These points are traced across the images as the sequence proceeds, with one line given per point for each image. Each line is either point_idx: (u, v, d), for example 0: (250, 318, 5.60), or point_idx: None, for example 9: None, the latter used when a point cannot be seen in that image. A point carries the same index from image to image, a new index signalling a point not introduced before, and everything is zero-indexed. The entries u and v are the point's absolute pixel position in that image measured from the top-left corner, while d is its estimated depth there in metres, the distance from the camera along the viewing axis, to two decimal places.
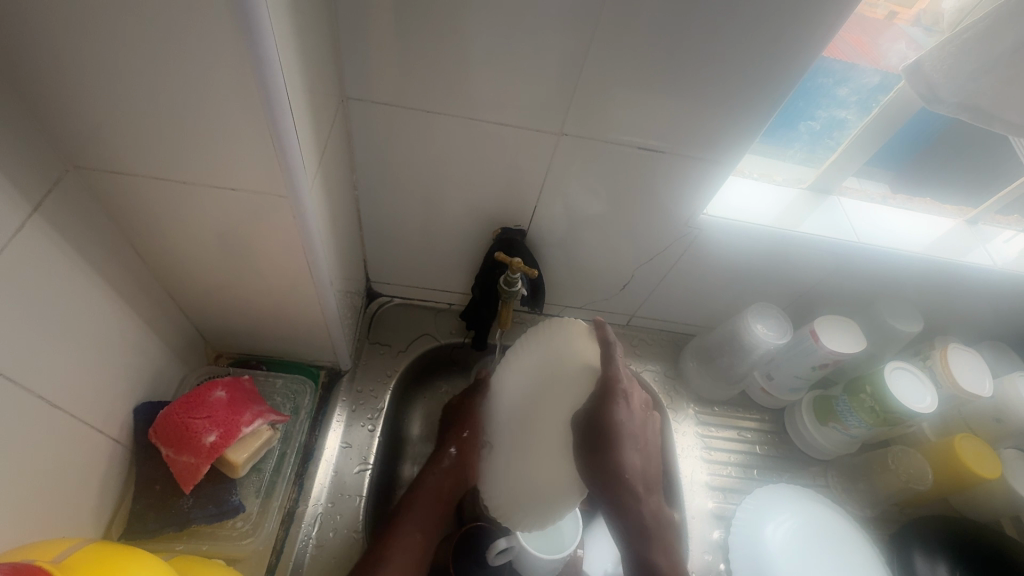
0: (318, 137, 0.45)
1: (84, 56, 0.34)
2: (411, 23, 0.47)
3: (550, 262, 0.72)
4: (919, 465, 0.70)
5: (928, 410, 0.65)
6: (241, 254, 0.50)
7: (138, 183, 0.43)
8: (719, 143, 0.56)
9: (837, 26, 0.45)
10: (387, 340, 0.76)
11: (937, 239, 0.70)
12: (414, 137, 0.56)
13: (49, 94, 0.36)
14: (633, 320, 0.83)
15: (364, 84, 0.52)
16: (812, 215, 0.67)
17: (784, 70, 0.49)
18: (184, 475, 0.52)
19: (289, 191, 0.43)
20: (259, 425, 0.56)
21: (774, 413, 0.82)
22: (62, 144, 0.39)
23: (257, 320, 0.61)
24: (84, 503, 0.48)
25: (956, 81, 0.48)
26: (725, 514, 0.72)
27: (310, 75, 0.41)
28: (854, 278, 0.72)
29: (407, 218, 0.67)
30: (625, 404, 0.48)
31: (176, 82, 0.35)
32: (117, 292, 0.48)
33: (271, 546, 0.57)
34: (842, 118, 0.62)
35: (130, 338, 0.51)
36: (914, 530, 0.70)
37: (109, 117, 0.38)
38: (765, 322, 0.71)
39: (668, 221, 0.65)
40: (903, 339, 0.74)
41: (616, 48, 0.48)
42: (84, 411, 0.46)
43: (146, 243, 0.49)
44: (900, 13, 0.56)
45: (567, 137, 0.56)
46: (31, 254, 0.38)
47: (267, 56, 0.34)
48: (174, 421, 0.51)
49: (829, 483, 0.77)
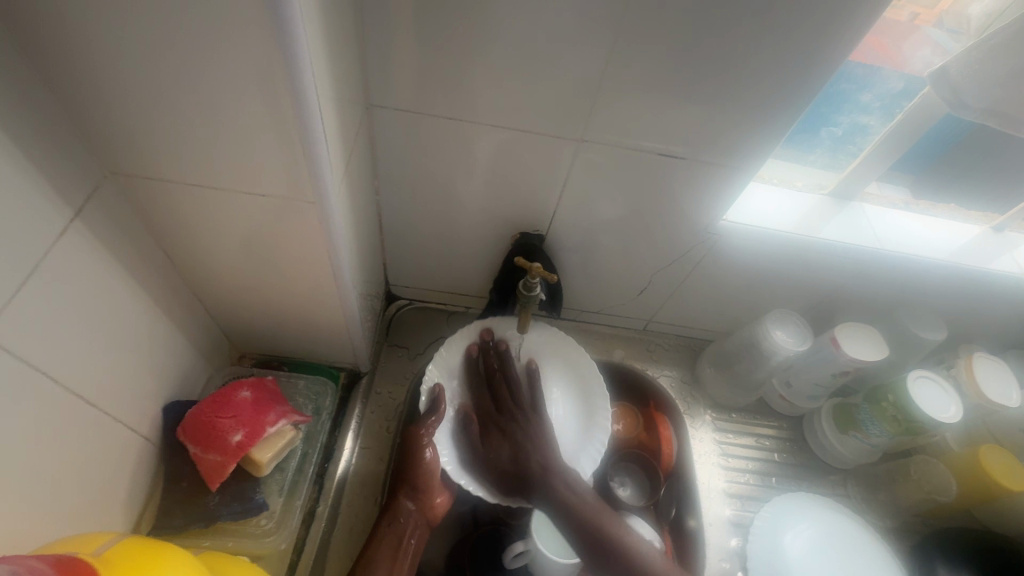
0: (345, 144, 0.46)
1: (126, 67, 0.35)
2: (436, 32, 0.48)
3: (568, 267, 0.73)
4: (942, 475, 0.69)
5: (952, 419, 0.64)
6: (267, 257, 0.52)
7: (171, 189, 0.44)
8: (740, 150, 0.56)
9: (861, 33, 0.45)
10: (405, 343, 0.77)
11: (961, 246, 0.69)
12: (437, 143, 0.57)
13: (91, 104, 0.37)
14: (650, 326, 0.83)
15: (388, 91, 0.53)
16: (834, 221, 0.67)
17: (807, 75, 0.49)
18: (210, 473, 0.53)
19: (317, 196, 0.44)
20: (283, 425, 0.57)
21: (793, 421, 0.81)
22: (101, 151, 0.41)
23: (280, 322, 0.62)
24: (116, 498, 0.49)
25: (982, 86, 0.48)
26: (743, 522, 0.72)
27: (339, 83, 0.42)
28: (876, 284, 0.71)
29: (427, 223, 0.67)
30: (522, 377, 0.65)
31: (212, 92, 0.37)
32: (148, 293, 0.49)
33: (293, 544, 0.58)
34: (865, 123, 0.62)
35: (160, 338, 0.52)
36: (937, 542, 0.69)
37: (146, 125, 0.39)
38: (785, 329, 0.70)
39: (686, 226, 0.65)
40: (926, 347, 0.73)
41: (639, 55, 0.48)
42: (116, 409, 0.47)
43: (176, 247, 0.50)
44: (922, 14, 0.55)
45: (587, 143, 0.56)
46: (71, 257, 0.39)
47: (300, 66, 0.35)
48: (202, 420, 0.53)
49: (849, 492, 0.76)
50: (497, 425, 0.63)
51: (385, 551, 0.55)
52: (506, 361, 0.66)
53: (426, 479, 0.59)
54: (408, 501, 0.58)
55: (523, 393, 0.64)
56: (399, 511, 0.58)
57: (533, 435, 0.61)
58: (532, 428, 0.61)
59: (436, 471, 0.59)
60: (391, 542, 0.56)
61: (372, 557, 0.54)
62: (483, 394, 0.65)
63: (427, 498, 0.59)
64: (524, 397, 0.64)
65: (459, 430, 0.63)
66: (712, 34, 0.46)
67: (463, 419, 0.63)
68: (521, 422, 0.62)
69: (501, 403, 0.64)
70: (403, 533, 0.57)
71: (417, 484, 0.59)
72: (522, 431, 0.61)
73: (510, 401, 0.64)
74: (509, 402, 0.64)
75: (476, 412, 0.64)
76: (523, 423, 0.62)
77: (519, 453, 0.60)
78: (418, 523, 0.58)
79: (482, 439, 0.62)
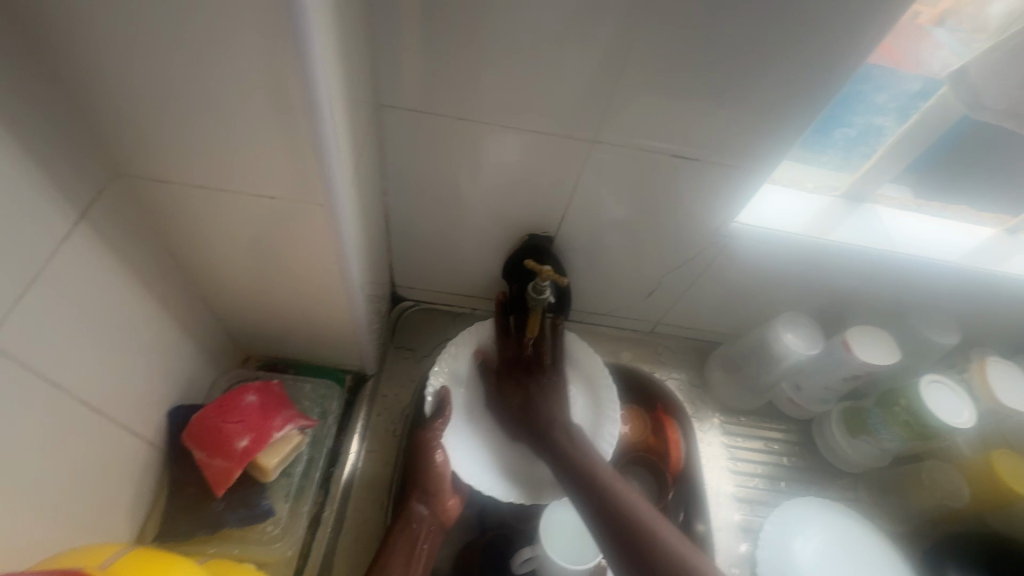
0: (355, 146, 0.45)
1: (133, 67, 0.34)
2: (448, 31, 0.47)
3: (576, 269, 0.72)
4: (954, 477, 0.69)
5: (967, 425, 0.63)
6: (275, 259, 0.51)
7: (178, 191, 0.43)
8: (755, 152, 0.55)
9: (883, 33, 0.44)
10: (411, 345, 0.77)
11: (975, 249, 0.68)
12: (447, 143, 0.56)
13: (97, 103, 0.37)
14: (657, 328, 0.82)
15: (398, 90, 0.52)
16: (847, 223, 0.66)
17: (826, 77, 0.48)
18: (216, 478, 0.52)
19: (327, 199, 0.43)
20: (290, 430, 0.56)
21: (802, 424, 0.80)
22: (107, 152, 0.40)
23: (287, 325, 0.61)
24: (121, 504, 0.48)
25: (1001, 89, 0.47)
26: (752, 526, 0.71)
27: (350, 83, 0.41)
28: (888, 287, 0.70)
29: (434, 223, 0.66)
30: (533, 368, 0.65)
31: (222, 92, 0.36)
32: (154, 296, 0.48)
33: (299, 550, 0.57)
34: (880, 126, 0.61)
35: (166, 341, 0.52)
36: (948, 547, 0.68)
37: (154, 126, 0.38)
38: (796, 332, 0.69)
39: (697, 228, 0.64)
40: (938, 350, 0.72)
41: (656, 53, 0.47)
42: (122, 414, 0.46)
43: (183, 249, 0.49)
44: (926, 15, 0.52)
45: (600, 144, 0.55)
46: (76, 260, 0.38)
47: (314, 66, 0.34)
48: (208, 425, 0.52)
49: (859, 497, 0.75)
50: (519, 380, 0.65)
51: (399, 556, 0.54)
52: (529, 320, 0.68)
53: (437, 482, 0.59)
54: (420, 504, 0.58)
55: (547, 355, 0.67)
56: (411, 515, 0.57)
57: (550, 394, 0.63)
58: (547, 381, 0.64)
59: (446, 474, 0.59)
60: (405, 548, 0.55)
61: (387, 560, 0.53)
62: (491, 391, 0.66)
63: (439, 498, 0.59)
64: (547, 357, 0.66)
65: (480, 374, 0.67)
66: (731, 35, 0.45)
67: (483, 367, 0.67)
68: (541, 381, 0.65)
69: (527, 359, 0.66)
70: (416, 539, 0.56)
71: (429, 487, 0.59)
72: (540, 388, 0.64)
73: (535, 360, 0.66)
74: (535, 360, 0.66)
75: (499, 362, 0.66)
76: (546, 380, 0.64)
77: (533, 403, 0.62)
78: (431, 524, 0.58)
79: (500, 391, 0.65)
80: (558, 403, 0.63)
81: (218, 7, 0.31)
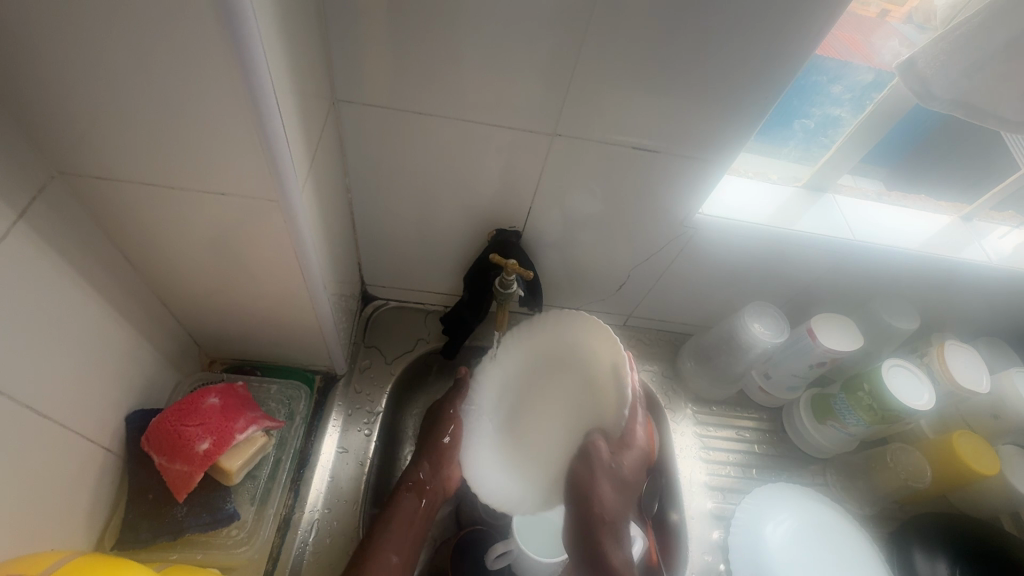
0: (308, 140, 0.44)
1: (65, 62, 0.33)
2: (400, 27, 0.46)
3: (546, 264, 0.72)
4: (918, 461, 0.70)
5: (926, 407, 0.65)
6: (232, 258, 0.50)
7: (124, 189, 0.42)
8: (715, 144, 0.56)
9: (831, 24, 0.45)
10: (383, 344, 0.76)
11: (932, 235, 0.70)
12: (407, 139, 0.56)
13: (32, 99, 0.35)
14: (630, 321, 0.82)
15: (354, 86, 0.51)
16: (809, 214, 0.67)
17: (779, 67, 0.49)
18: (177, 483, 0.51)
19: (281, 195, 0.43)
20: (253, 431, 0.56)
21: (772, 412, 0.82)
22: (46, 149, 0.39)
23: (251, 326, 0.60)
24: (76, 514, 0.47)
25: (950, 79, 0.48)
26: (724, 514, 0.72)
27: (299, 77, 0.41)
28: (849, 276, 0.72)
29: (401, 221, 0.66)
30: (625, 444, 0.47)
31: (162, 87, 0.35)
32: (105, 298, 0.47)
33: (267, 554, 0.56)
34: (837, 116, 0.62)
35: (121, 344, 0.50)
36: (914, 527, 0.70)
37: (95, 123, 0.37)
38: (762, 321, 0.70)
39: (662, 220, 0.64)
40: (901, 336, 0.74)
41: (609, 46, 0.47)
42: (73, 420, 0.45)
43: (135, 249, 0.48)
44: (892, 11, 0.55)
45: (560, 137, 0.55)
46: (19, 261, 0.38)
47: (254, 58, 0.33)
48: (166, 429, 0.51)
49: (828, 481, 0.77)
50: (593, 484, 0.46)
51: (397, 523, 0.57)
52: (620, 453, 0.47)
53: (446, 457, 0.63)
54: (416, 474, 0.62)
55: (597, 509, 0.45)
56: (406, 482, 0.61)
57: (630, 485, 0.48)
58: (625, 476, 0.46)
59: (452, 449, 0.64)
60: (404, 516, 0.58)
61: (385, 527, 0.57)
62: (594, 434, 0.47)
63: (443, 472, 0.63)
64: (625, 460, 0.47)
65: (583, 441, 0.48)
66: (686, 26, 0.45)
67: (573, 473, 0.47)
68: (607, 495, 0.46)
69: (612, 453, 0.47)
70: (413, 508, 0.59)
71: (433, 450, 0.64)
72: (600, 496, 0.45)
73: (631, 461, 0.47)
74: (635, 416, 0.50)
75: (577, 476, 0.47)
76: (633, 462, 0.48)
77: (588, 530, 0.45)
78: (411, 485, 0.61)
79: (578, 490, 0.46)
80: (615, 518, 0.46)
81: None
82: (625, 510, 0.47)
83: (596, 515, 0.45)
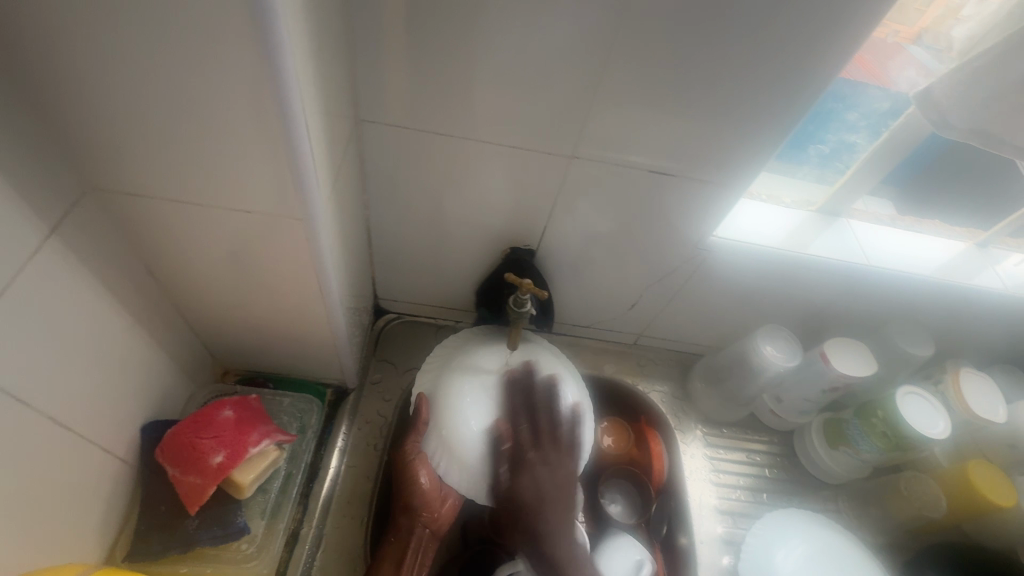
0: (332, 159, 0.45)
1: (105, 83, 0.34)
2: (423, 48, 0.47)
3: (558, 282, 0.72)
4: (932, 492, 0.69)
5: (942, 435, 0.64)
6: (250, 272, 0.50)
7: (151, 206, 0.43)
8: (733, 168, 0.56)
9: (849, 55, 0.46)
10: (393, 358, 0.76)
11: (948, 261, 0.70)
12: (425, 158, 0.57)
13: (68, 117, 0.36)
14: (640, 340, 0.82)
15: (377, 106, 0.52)
16: (822, 238, 0.67)
17: (799, 92, 0.49)
18: (189, 495, 0.51)
19: (304, 214, 0.43)
20: (266, 445, 0.56)
21: (783, 436, 0.81)
22: (78, 165, 0.40)
23: (267, 339, 0.61)
24: (89, 526, 0.47)
25: (969, 108, 0.48)
26: (734, 539, 0.71)
27: (326, 96, 0.41)
28: (863, 301, 0.71)
29: (416, 237, 0.67)
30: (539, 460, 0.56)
31: (193, 108, 0.36)
32: (127, 309, 0.48)
33: (276, 568, 0.56)
34: (852, 142, 0.63)
35: (139, 354, 0.51)
36: (929, 560, 0.69)
37: (129, 138, 0.38)
38: (775, 344, 0.70)
39: (677, 242, 0.64)
40: (914, 362, 0.73)
41: (630, 70, 0.48)
42: (91, 431, 0.46)
43: (157, 263, 0.49)
44: (904, 33, 0.55)
45: (578, 159, 0.56)
46: (48, 274, 0.38)
47: (287, 83, 0.34)
48: (182, 441, 0.51)
49: (840, 508, 0.76)
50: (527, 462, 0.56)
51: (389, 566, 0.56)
52: (521, 476, 0.56)
53: (420, 497, 0.58)
54: (403, 516, 0.58)
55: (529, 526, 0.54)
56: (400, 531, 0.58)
57: (553, 478, 0.55)
58: (542, 483, 0.55)
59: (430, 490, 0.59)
60: (396, 555, 0.57)
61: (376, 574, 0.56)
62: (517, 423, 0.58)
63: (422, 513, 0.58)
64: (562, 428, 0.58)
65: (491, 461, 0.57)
66: (709, 47, 0.46)
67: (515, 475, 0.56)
68: (542, 469, 0.56)
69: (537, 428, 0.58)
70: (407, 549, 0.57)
71: (414, 502, 0.58)
72: (533, 472, 0.56)
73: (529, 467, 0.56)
74: (548, 442, 0.57)
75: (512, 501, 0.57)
76: (541, 457, 0.56)
77: (538, 499, 0.54)
78: (423, 537, 0.58)
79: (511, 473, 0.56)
80: (551, 491, 0.55)
81: (186, 11, 0.31)
82: (563, 485, 0.55)
83: (544, 477, 0.55)
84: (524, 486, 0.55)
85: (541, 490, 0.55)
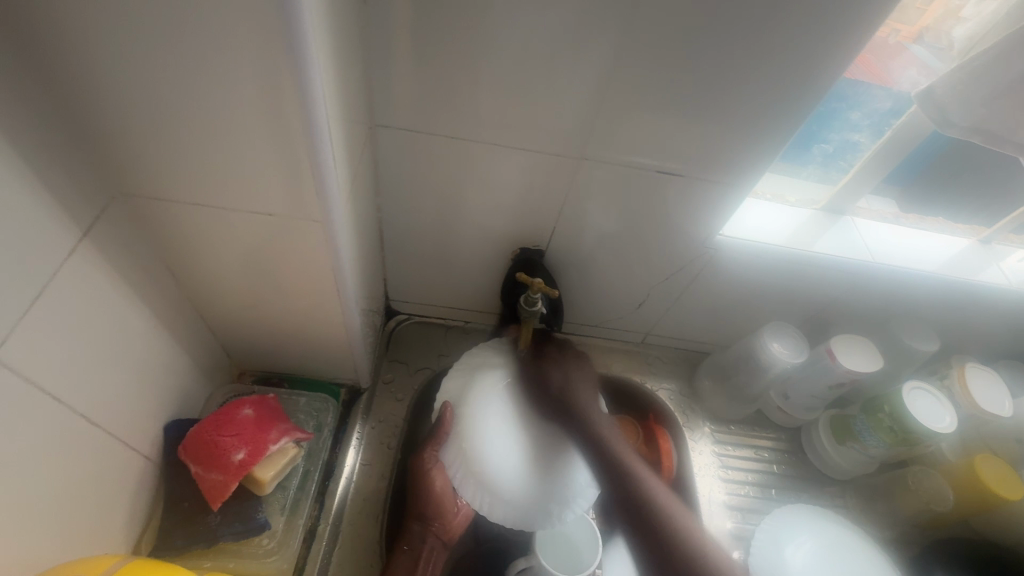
0: (350, 162, 0.47)
1: (136, 92, 0.36)
2: (436, 54, 0.49)
3: (567, 282, 0.73)
4: (941, 486, 0.70)
5: (948, 429, 0.64)
6: (268, 274, 0.52)
7: (176, 210, 0.45)
8: (739, 167, 0.57)
9: (852, 55, 0.47)
10: (406, 358, 0.78)
11: (952, 257, 0.71)
12: (437, 161, 0.58)
13: (99, 124, 0.38)
14: (648, 338, 0.83)
15: (391, 110, 0.53)
16: (827, 235, 0.68)
17: (803, 92, 0.50)
18: (211, 491, 0.53)
19: (323, 216, 0.45)
20: (285, 442, 0.57)
21: (791, 432, 0.82)
22: (107, 170, 0.41)
23: (283, 340, 0.62)
24: (116, 521, 0.49)
25: (969, 106, 0.49)
26: (744, 534, 0.72)
27: (344, 101, 0.43)
28: (868, 297, 0.72)
29: (427, 239, 0.68)
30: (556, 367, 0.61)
31: (219, 114, 0.37)
32: (151, 310, 0.49)
33: (294, 564, 0.57)
34: (855, 141, 0.64)
35: (162, 354, 0.52)
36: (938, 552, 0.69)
37: (157, 143, 0.39)
38: (782, 341, 0.71)
39: (684, 241, 0.66)
40: (920, 357, 0.74)
41: (637, 72, 0.49)
42: (118, 428, 0.47)
43: (179, 265, 0.50)
44: (904, 32, 0.55)
45: (587, 160, 0.57)
46: (79, 276, 0.40)
47: (311, 89, 0.35)
48: (204, 438, 0.53)
49: (848, 503, 0.76)
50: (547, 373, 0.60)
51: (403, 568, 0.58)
52: (552, 380, 0.59)
53: (434, 504, 0.61)
54: (416, 521, 0.60)
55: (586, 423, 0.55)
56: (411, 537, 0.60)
57: (584, 374, 0.61)
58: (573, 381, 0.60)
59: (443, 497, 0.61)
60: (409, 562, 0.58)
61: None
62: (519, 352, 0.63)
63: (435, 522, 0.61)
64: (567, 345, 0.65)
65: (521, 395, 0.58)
66: (715, 49, 0.47)
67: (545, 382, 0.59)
68: (571, 367, 0.62)
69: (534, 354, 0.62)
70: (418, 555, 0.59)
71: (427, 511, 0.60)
72: (557, 372, 0.60)
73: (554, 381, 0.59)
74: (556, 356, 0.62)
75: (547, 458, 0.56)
76: (568, 361, 0.62)
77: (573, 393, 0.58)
78: (434, 546, 0.60)
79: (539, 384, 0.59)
80: (584, 386, 0.60)
81: (216, 21, 0.32)
82: (593, 389, 0.60)
83: (566, 378, 0.60)
84: (560, 382, 0.59)
85: (574, 387, 0.59)
